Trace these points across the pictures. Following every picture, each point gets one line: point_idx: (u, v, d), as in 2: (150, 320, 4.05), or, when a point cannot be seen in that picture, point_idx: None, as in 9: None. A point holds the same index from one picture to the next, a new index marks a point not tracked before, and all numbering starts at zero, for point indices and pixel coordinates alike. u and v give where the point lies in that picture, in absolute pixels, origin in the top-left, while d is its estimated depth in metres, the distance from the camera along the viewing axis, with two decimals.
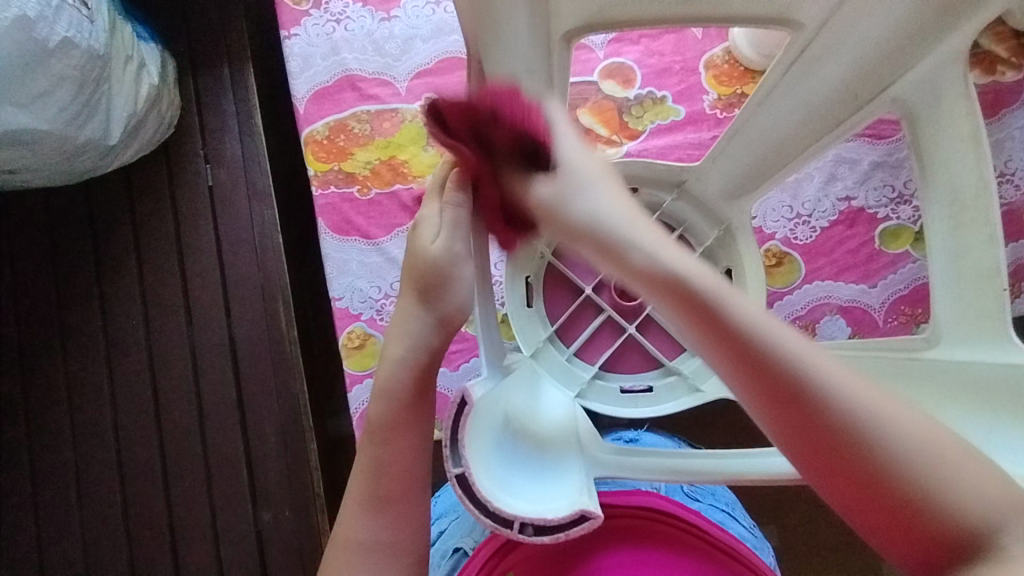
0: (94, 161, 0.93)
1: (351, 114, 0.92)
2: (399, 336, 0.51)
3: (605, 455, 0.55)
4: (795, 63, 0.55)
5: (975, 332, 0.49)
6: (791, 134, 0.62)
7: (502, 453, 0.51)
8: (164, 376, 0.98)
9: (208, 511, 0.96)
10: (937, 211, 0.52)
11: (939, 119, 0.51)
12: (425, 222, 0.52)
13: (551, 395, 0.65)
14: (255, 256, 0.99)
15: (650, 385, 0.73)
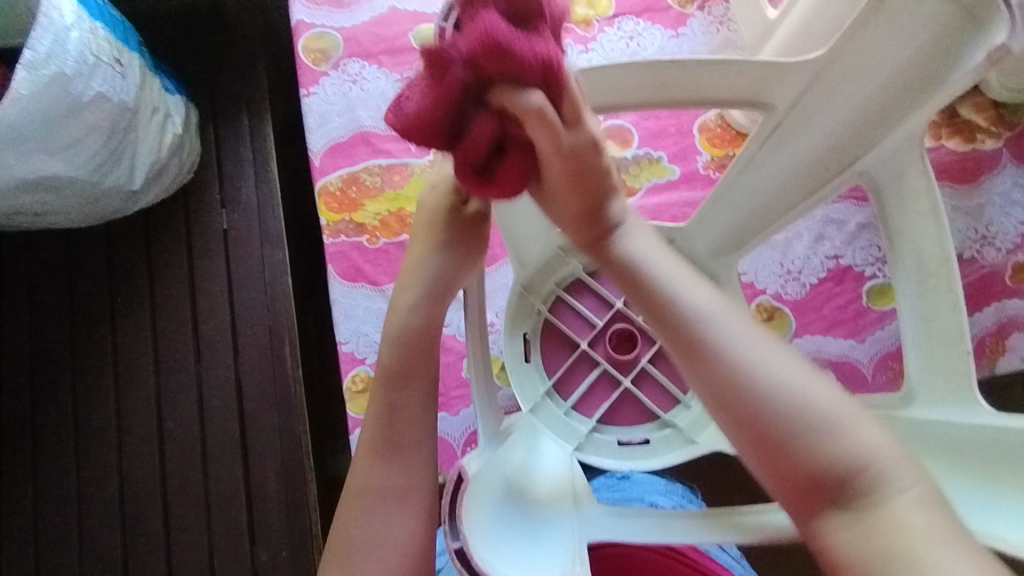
0: (118, 204, 0.98)
1: (363, 167, 0.96)
2: (414, 281, 0.55)
3: (599, 518, 0.56)
4: (771, 136, 0.59)
5: (951, 393, 0.52)
6: (774, 199, 0.65)
7: (505, 518, 0.54)
8: (171, 414, 1.00)
9: (205, 549, 0.96)
10: (907, 279, 0.56)
11: (900, 188, 0.55)
12: (444, 176, 0.57)
13: (547, 464, 0.66)
14: (265, 297, 1.02)
15: (646, 438, 0.75)
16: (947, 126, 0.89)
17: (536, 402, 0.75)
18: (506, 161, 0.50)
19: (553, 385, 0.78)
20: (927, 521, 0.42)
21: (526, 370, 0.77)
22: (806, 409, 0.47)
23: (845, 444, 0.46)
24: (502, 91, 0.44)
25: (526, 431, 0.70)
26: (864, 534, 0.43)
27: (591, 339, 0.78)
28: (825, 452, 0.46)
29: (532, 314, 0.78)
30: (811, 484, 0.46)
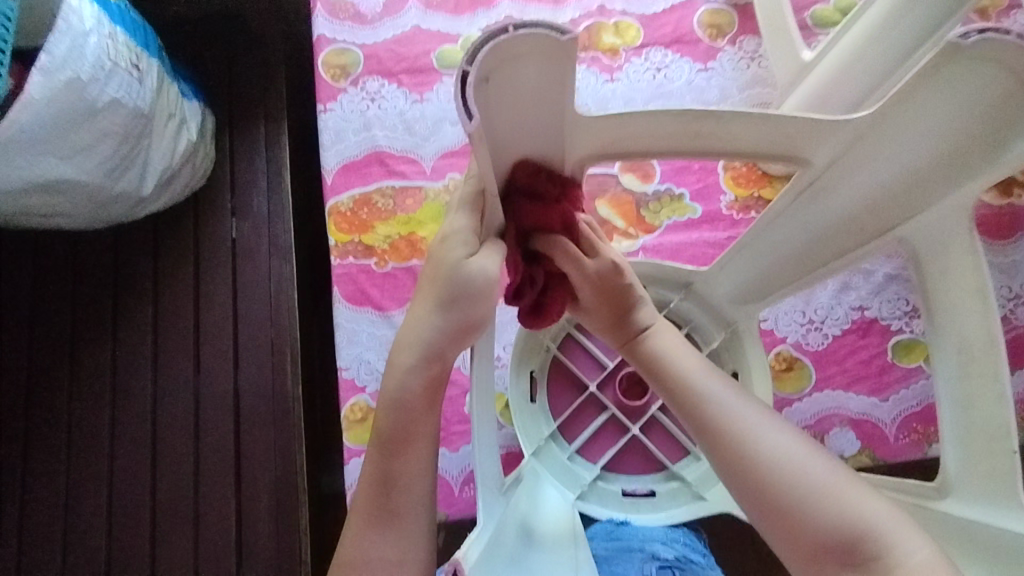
0: (127, 209, 0.96)
1: (376, 188, 0.94)
2: (412, 345, 0.51)
3: None
4: (803, 193, 0.57)
5: (988, 491, 0.53)
6: (800, 257, 0.64)
7: None
8: (166, 424, 0.98)
9: (191, 567, 0.94)
10: (947, 364, 0.57)
11: (944, 262, 0.56)
12: (453, 234, 0.51)
13: (545, 534, 0.58)
14: (268, 312, 1.00)
15: (652, 489, 0.72)
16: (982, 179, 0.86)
17: (539, 444, 0.72)
18: (551, 291, 0.61)
19: (557, 427, 0.75)
20: None
21: (531, 410, 0.74)
22: (818, 485, 0.49)
23: (860, 519, 0.48)
24: (538, 240, 0.57)
25: (520, 497, 0.61)
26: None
27: (600, 381, 0.76)
28: (842, 529, 0.48)
29: (541, 351, 0.76)
30: (829, 557, 0.48)
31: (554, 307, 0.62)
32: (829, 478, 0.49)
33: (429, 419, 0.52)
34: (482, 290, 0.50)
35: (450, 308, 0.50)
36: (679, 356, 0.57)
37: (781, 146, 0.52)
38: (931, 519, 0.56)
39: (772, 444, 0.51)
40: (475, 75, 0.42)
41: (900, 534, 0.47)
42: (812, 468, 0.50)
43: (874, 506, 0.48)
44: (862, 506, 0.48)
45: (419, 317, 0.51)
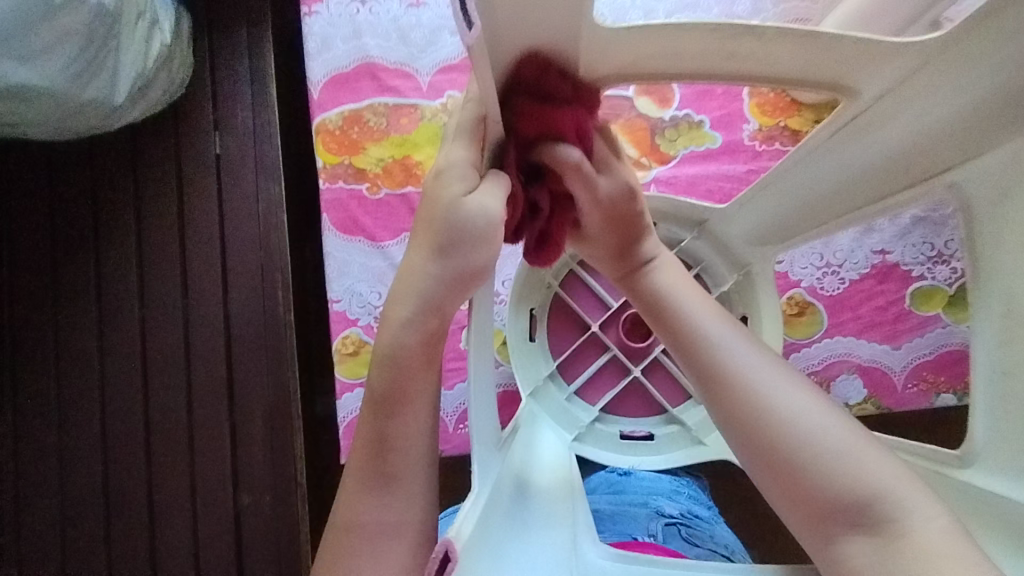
0: (99, 119, 0.89)
1: (368, 105, 0.87)
2: (407, 296, 0.46)
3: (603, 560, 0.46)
4: (845, 128, 0.52)
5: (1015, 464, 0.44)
6: (831, 195, 0.61)
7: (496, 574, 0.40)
8: (156, 347, 0.95)
9: (188, 486, 0.94)
10: (990, 322, 0.49)
11: (997, 221, 0.48)
12: (450, 170, 0.46)
13: (539, 486, 0.54)
14: (256, 234, 0.95)
15: (651, 433, 0.72)
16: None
17: (536, 384, 0.71)
18: (552, 206, 0.52)
19: (556, 367, 0.74)
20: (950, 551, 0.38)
21: (529, 349, 0.73)
22: (827, 438, 0.44)
23: (865, 476, 0.42)
24: (543, 148, 0.48)
25: (515, 444, 0.57)
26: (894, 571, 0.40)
27: (602, 321, 0.74)
28: (846, 481, 0.42)
29: (542, 289, 0.74)
30: (830, 511, 0.43)
31: (557, 227, 0.53)
32: (837, 430, 0.44)
33: (427, 378, 0.48)
34: (483, 232, 0.44)
35: (450, 254, 0.45)
36: (685, 297, 0.53)
37: (825, 74, 0.46)
38: (953, 495, 0.48)
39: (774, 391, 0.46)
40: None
41: (917, 498, 0.41)
42: (818, 419, 0.45)
43: (887, 468, 0.43)
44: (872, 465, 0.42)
45: (413, 269, 0.46)
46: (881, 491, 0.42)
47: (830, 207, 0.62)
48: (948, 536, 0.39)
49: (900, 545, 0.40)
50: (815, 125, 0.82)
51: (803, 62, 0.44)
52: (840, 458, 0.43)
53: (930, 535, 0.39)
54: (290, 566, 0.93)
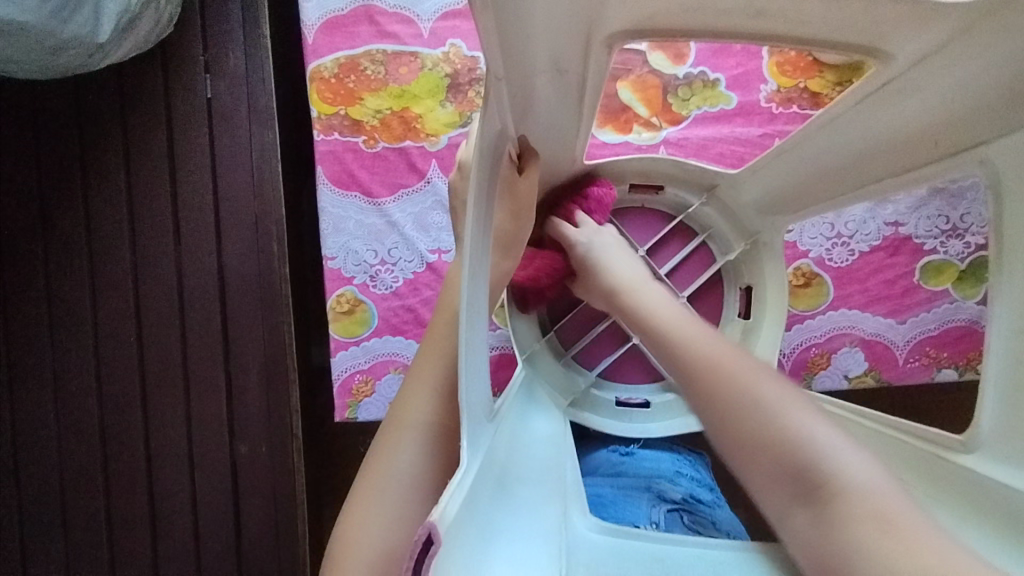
0: (83, 58, 0.85)
1: (365, 52, 0.82)
2: (452, 289, 0.56)
3: (590, 533, 0.48)
4: (873, 94, 0.50)
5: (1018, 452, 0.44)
6: (848, 163, 0.59)
7: (475, 539, 0.36)
8: (149, 296, 0.94)
9: (184, 435, 0.95)
10: (1007, 306, 0.47)
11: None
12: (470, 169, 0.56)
13: (529, 454, 0.54)
14: (250, 184, 0.92)
15: (646, 400, 0.75)
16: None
17: (533, 347, 0.73)
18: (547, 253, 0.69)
19: (554, 332, 0.76)
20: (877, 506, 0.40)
21: (528, 312, 0.75)
22: (761, 407, 0.46)
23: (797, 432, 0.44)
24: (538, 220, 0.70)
25: (509, 411, 0.56)
26: (823, 532, 0.41)
27: None
28: (779, 433, 0.44)
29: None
30: (775, 469, 0.44)
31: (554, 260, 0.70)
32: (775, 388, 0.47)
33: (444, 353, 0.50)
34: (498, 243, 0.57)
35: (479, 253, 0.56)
36: (643, 291, 0.59)
37: (854, 34, 0.43)
38: (949, 478, 0.48)
39: (712, 354, 0.50)
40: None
41: (851, 461, 0.43)
42: (754, 377, 0.47)
43: (820, 430, 0.44)
44: (801, 427, 0.44)
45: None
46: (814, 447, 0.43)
47: (848, 178, 0.61)
48: (876, 494, 0.41)
49: (830, 506, 0.41)
50: (836, 87, 0.78)
51: (829, 23, 0.41)
52: (775, 413, 0.45)
53: (857, 494, 0.41)
54: (287, 514, 0.95)
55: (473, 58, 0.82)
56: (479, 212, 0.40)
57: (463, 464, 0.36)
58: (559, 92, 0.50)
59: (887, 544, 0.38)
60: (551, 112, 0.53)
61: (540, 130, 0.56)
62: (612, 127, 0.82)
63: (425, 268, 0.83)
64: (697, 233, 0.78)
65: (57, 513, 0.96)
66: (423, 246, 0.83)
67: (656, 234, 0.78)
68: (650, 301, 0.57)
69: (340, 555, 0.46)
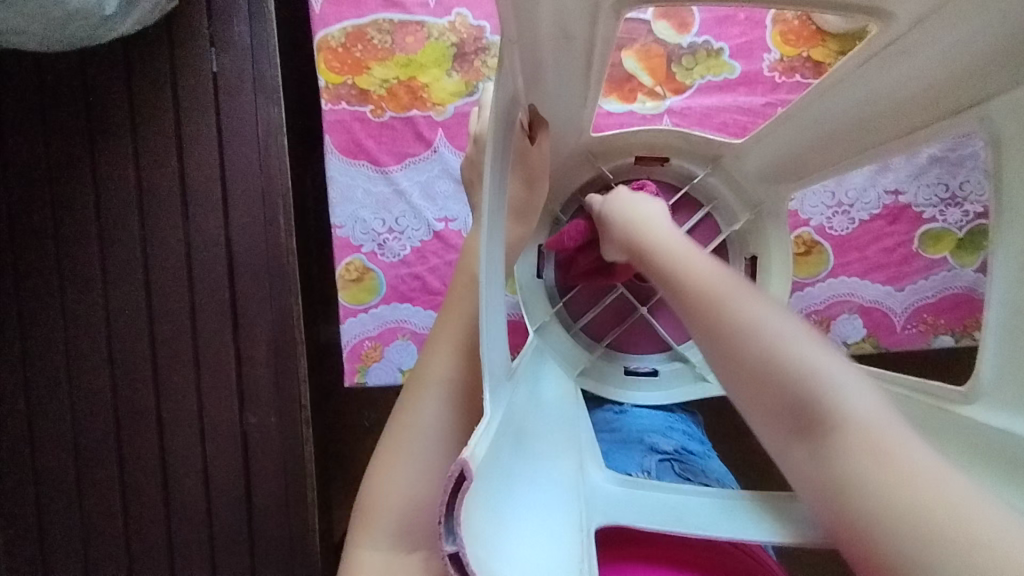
0: (89, 31, 0.85)
1: (372, 21, 0.83)
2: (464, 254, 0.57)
3: (607, 486, 0.50)
4: (880, 58, 0.52)
5: (1020, 398, 0.45)
6: (854, 130, 0.60)
7: (498, 486, 0.37)
8: (159, 269, 0.95)
9: (195, 405, 0.96)
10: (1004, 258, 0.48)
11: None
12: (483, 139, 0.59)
13: (543, 415, 0.55)
14: (256, 158, 0.93)
15: (654, 369, 0.76)
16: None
17: (543, 319, 0.75)
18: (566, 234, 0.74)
19: (562, 303, 0.78)
20: (875, 440, 0.38)
21: (537, 285, 0.77)
22: (769, 347, 0.43)
23: (802, 366, 0.42)
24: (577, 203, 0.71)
25: (523, 375, 0.57)
26: (826, 468, 0.40)
27: None
28: (781, 362, 0.42)
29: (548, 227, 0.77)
30: (778, 406, 0.42)
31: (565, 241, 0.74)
32: (782, 321, 0.44)
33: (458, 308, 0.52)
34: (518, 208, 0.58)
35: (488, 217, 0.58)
36: (650, 226, 0.56)
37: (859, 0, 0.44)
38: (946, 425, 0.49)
39: (714, 279, 0.47)
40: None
41: (853, 395, 0.41)
42: (759, 308, 0.45)
43: (831, 365, 0.42)
44: (803, 355, 0.42)
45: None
46: (817, 382, 0.41)
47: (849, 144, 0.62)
48: (880, 431, 0.39)
49: (832, 445, 0.40)
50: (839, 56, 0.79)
51: None
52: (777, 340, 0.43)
53: (859, 431, 0.39)
54: (296, 483, 0.97)
55: (479, 28, 0.83)
56: (497, 169, 0.42)
57: (487, 414, 0.37)
58: (570, 59, 0.51)
59: (887, 479, 0.37)
60: (562, 79, 0.54)
61: (554, 96, 0.57)
62: (617, 96, 0.83)
63: (432, 237, 0.85)
64: (703, 205, 0.78)
65: (72, 484, 0.98)
66: (430, 214, 0.84)
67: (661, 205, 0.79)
68: (652, 228, 0.56)
69: (372, 508, 0.49)
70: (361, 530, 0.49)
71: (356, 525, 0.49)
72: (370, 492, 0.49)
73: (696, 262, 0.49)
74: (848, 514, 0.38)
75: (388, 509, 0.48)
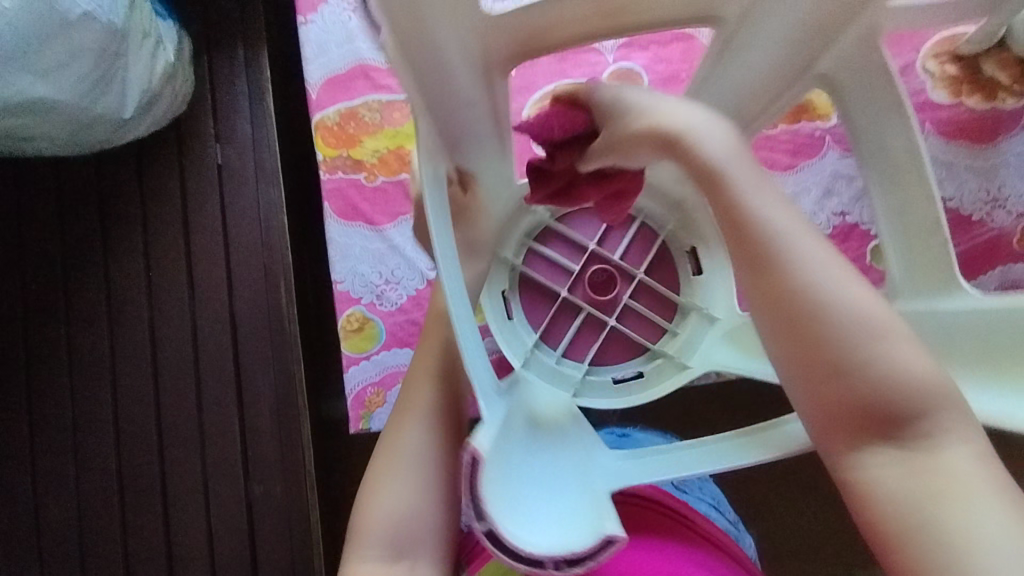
0: (108, 134, 0.95)
1: (363, 102, 0.94)
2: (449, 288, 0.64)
3: (616, 460, 0.56)
4: (720, 56, 0.69)
5: (927, 284, 0.61)
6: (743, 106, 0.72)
7: (514, 468, 0.48)
8: (165, 346, 0.99)
9: (200, 479, 0.98)
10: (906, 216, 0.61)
11: None
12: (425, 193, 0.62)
13: (549, 415, 0.63)
14: (258, 235, 1.01)
15: (640, 371, 0.80)
16: (949, 56, 0.91)
17: (527, 355, 0.79)
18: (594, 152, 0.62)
19: (538, 337, 0.82)
20: (975, 470, 0.44)
21: (509, 326, 0.81)
22: (886, 359, 0.45)
23: (912, 384, 0.45)
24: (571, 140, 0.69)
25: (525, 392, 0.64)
26: (917, 479, 0.45)
27: (569, 286, 0.84)
28: (889, 383, 0.45)
29: (507, 271, 0.82)
30: (870, 414, 0.45)
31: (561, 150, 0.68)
32: (887, 331, 0.46)
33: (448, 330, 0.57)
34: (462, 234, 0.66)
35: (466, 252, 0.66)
36: (757, 193, 0.48)
37: None
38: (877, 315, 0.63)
39: (846, 295, 0.46)
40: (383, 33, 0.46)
41: (943, 416, 0.45)
42: (877, 316, 0.46)
43: (933, 379, 0.46)
44: (912, 370, 0.45)
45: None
46: (923, 402, 0.45)
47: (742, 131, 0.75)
48: (954, 459, 0.44)
49: (925, 461, 0.45)
50: None
51: None
52: (891, 366, 0.45)
53: (944, 455, 0.45)
54: (303, 551, 0.97)
55: None
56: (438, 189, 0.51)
57: (493, 412, 0.48)
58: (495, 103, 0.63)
59: (974, 496, 0.43)
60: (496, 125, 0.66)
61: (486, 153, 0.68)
62: None
63: (427, 284, 0.91)
64: (654, 234, 0.84)
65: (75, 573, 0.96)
66: (422, 265, 0.91)
67: (596, 228, 0.85)
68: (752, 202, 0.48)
69: (363, 530, 0.55)
70: (354, 550, 0.54)
71: (350, 545, 0.55)
72: (360, 514, 0.55)
73: (811, 266, 0.46)
74: (915, 516, 0.44)
75: (376, 526, 0.54)
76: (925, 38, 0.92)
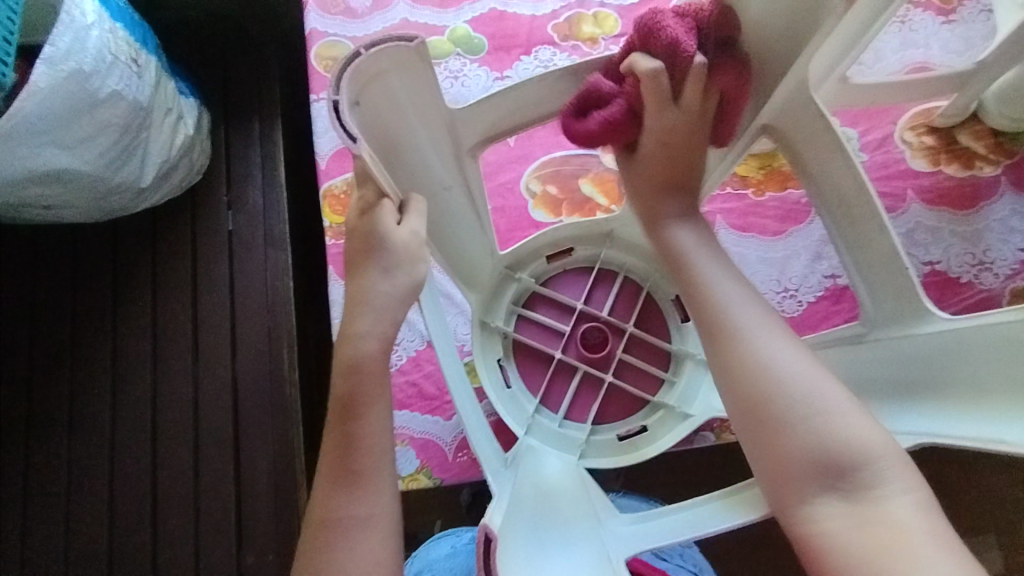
0: (125, 202, 0.99)
1: None
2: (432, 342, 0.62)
3: (625, 526, 0.60)
4: None
5: None
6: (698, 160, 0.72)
7: (529, 546, 0.54)
8: (166, 410, 0.99)
9: (192, 547, 0.95)
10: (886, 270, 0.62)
11: None
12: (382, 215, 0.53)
13: (554, 481, 0.67)
14: (264, 299, 1.03)
15: (643, 425, 0.80)
16: (926, 128, 0.96)
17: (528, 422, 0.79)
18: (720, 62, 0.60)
19: (539, 402, 0.81)
20: (922, 521, 0.47)
21: (508, 395, 0.81)
22: (831, 407, 0.51)
23: (863, 448, 0.50)
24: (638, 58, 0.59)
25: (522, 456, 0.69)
26: (860, 527, 0.48)
27: (561, 346, 0.82)
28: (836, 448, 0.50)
29: (498, 339, 0.82)
30: (819, 472, 0.50)
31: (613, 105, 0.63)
32: (838, 405, 0.51)
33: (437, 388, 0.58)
34: (413, 258, 0.54)
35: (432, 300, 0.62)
36: (700, 266, 0.64)
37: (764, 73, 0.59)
38: None
39: (792, 372, 0.53)
40: (345, 101, 0.48)
41: (889, 483, 0.49)
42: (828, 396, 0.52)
43: (874, 437, 0.50)
44: (857, 438, 0.50)
45: (368, 289, 0.54)
46: (872, 460, 0.50)
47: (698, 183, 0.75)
48: (902, 524, 0.47)
49: (875, 512, 0.48)
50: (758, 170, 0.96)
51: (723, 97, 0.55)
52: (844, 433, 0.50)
53: (892, 512, 0.48)
54: None
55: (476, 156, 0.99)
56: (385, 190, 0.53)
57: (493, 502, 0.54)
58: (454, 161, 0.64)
59: (900, 539, 0.46)
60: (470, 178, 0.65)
61: (457, 210, 0.67)
62: (579, 215, 0.97)
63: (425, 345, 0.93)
64: (641, 286, 0.85)
65: None
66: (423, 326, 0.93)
67: (581, 288, 0.85)
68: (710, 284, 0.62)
69: None
70: None
71: None
72: None
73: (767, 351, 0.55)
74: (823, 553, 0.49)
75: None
76: (901, 111, 0.97)
